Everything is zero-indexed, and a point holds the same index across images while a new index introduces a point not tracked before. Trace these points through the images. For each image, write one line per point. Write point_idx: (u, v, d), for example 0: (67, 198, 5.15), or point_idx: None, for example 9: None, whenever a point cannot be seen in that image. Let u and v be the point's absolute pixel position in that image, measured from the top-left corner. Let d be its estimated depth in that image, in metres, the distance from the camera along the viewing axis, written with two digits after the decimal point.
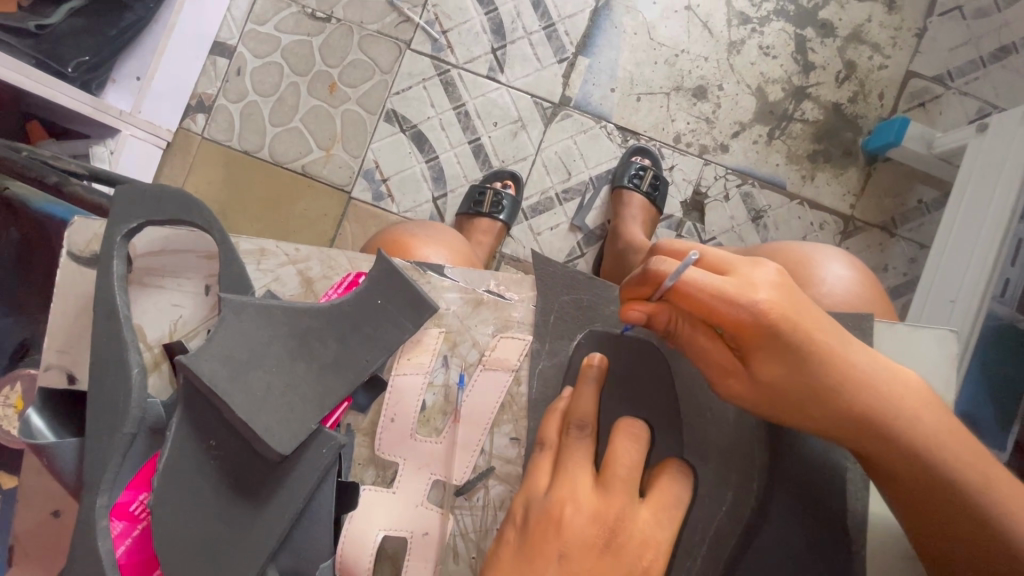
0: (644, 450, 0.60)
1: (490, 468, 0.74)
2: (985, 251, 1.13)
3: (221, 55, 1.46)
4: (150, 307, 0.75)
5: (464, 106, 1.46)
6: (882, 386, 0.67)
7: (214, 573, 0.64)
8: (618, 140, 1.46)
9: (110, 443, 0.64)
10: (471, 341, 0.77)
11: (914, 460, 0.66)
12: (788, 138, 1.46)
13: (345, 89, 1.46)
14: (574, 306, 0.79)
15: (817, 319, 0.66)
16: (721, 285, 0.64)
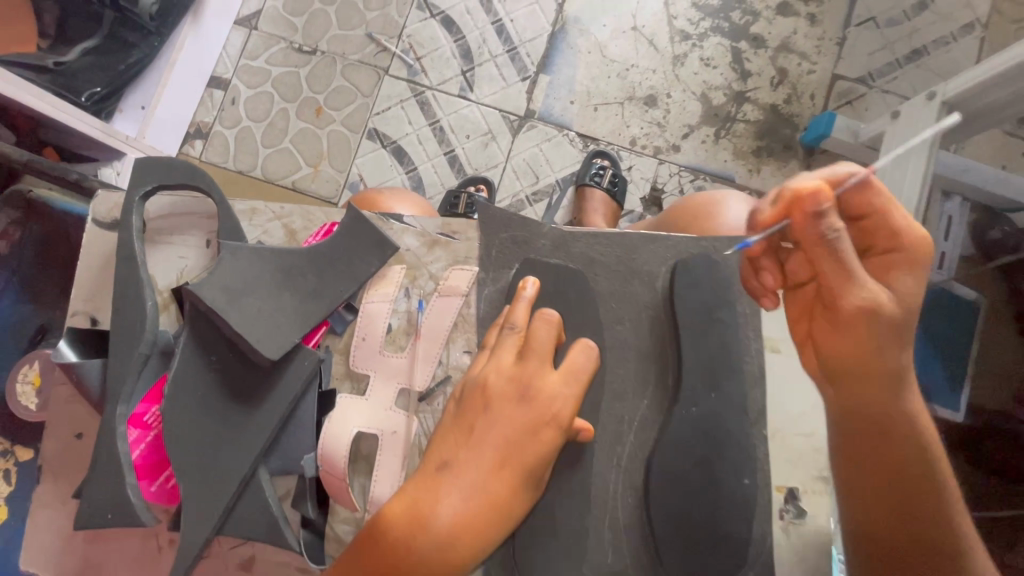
0: (562, 323, 0.60)
1: (448, 377, 0.76)
2: (904, 213, 1.25)
3: (217, 87, 1.63)
4: (159, 259, 0.84)
5: (438, 122, 1.61)
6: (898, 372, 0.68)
7: (208, 480, 0.70)
8: (579, 146, 1.60)
9: (127, 361, 0.74)
10: (428, 272, 0.80)
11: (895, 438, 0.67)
12: (732, 137, 1.61)
13: (330, 112, 1.61)
14: (510, 242, 0.80)
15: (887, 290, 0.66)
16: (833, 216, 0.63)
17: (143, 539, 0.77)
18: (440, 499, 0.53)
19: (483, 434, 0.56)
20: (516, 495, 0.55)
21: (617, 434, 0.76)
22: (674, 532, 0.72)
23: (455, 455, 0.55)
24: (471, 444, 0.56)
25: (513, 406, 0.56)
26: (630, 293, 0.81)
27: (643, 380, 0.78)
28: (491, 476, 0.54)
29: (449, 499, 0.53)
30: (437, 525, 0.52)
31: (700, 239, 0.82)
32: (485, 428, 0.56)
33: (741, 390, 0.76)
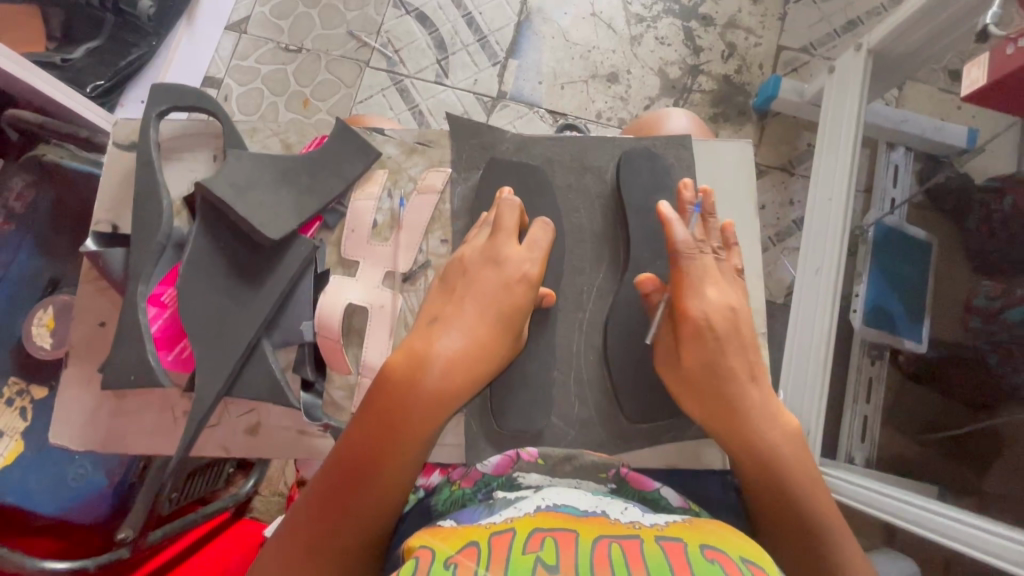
0: (524, 204, 0.71)
1: (429, 262, 0.74)
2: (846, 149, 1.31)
3: (210, 86, 1.73)
4: (170, 173, 0.73)
5: (418, 106, 1.73)
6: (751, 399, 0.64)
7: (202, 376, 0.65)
8: (549, 121, 1.72)
9: (142, 249, 0.66)
10: (413, 173, 0.76)
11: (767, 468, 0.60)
12: (691, 106, 1.74)
13: (317, 102, 1.73)
14: (481, 145, 0.78)
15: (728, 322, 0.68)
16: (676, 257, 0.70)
17: (159, 409, 0.68)
18: (434, 343, 0.63)
19: (467, 291, 0.67)
20: (501, 338, 0.65)
21: (580, 325, 0.75)
22: (644, 409, 0.72)
23: (449, 313, 0.66)
24: (459, 302, 0.66)
25: (489, 270, 0.68)
26: (583, 186, 0.80)
27: (602, 267, 0.77)
28: (478, 321, 0.65)
29: (443, 341, 0.63)
30: (434, 362, 0.62)
31: (640, 140, 0.82)
32: (468, 292, 0.67)
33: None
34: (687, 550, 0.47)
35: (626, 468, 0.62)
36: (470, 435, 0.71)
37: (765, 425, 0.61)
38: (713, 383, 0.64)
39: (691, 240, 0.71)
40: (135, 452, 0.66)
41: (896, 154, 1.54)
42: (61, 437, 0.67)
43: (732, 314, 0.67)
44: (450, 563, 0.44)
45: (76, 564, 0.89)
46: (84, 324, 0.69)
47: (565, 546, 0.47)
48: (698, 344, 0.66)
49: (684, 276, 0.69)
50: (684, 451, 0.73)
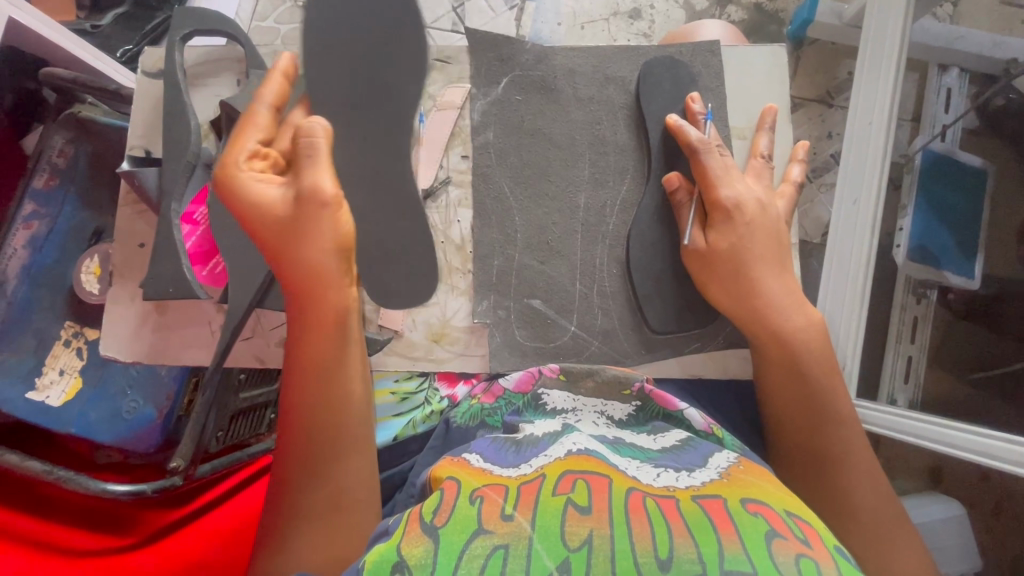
0: (279, 93, 0.66)
1: (449, 178, 0.73)
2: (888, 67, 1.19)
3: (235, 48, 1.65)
4: (196, 101, 0.75)
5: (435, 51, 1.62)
6: (796, 335, 0.62)
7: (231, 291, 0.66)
8: None
9: (174, 167, 0.68)
10: (429, 91, 0.75)
11: (804, 401, 0.61)
12: None
13: None
14: (498, 59, 0.75)
15: (777, 238, 0.64)
16: (709, 167, 0.65)
17: (197, 324, 0.71)
18: (285, 271, 0.62)
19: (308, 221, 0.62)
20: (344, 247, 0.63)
21: (603, 238, 0.71)
22: (668, 318, 0.68)
23: (281, 242, 0.62)
24: (245, 216, 0.62)
25: (230, 184, 0.62)
26: (606, 98, 0.74)
27: (626, 180, 0.73)
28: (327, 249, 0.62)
29: (304, 265, 0.62)
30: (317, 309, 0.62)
31: (664, 46, 0.75)
32: (242, 215, 0.62)
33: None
34: (729, 506, 0.45)
35: (649, 386, 0.60)
36: (493, 346, 0.69)
37: (789, 313, 0.62)
38: (741, 269, 0.63)
39: (707, 139, 0.67)
40: (180, 361, 0.70)
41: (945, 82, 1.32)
42: (111, 349, 0.70)
43: (761, 208, 0.65)
44: (476, 497, 0.46)
45: (135, 488, 0.96)
46: (124, 245, 0.72)
47: (598, 490, 0.45)
48: (727, 233, 0.63)
49: (708, 171, 0.65)
50: (712, 361, 0.70)
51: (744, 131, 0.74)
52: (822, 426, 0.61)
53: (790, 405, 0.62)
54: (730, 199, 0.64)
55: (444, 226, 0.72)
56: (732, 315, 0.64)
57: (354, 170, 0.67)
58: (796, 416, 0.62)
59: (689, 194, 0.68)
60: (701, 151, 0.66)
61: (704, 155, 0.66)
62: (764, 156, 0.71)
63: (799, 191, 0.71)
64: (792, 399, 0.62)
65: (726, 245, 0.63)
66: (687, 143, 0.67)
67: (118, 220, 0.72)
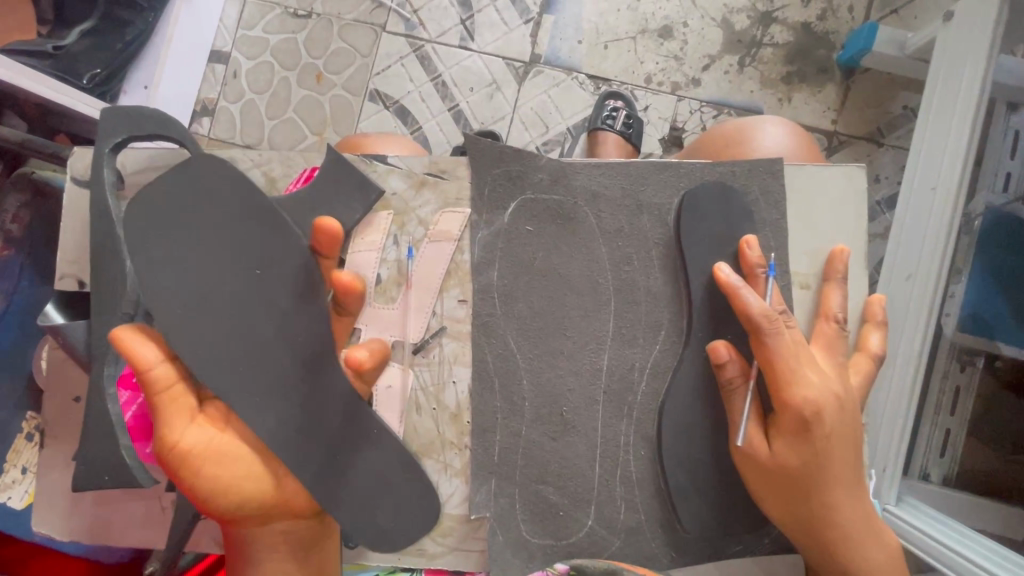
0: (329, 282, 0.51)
1: (443, 327, 0.60)
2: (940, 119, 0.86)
3: (219, 61, 1.18)
4: (134, 217, 0.63)
5: (440, 77, 1.18)
6: (873, 571, 0.50)
7: None
8: (590, 88, 1.17)
9: (108, 322, 0.56)
10: (418, 216, 0.61)
11: None
12: (759, 65, 1.18)
13: (331, 76, 1.18)
14: (505, 178, 0.61)
15: (856, 448, 0.51)
16: (778, 356, 0.51)
17: (145, 499, 0.60)
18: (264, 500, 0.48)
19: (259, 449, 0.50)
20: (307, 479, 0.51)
21: (629, 411, 0.59)
22: (705, 519, 0.57)
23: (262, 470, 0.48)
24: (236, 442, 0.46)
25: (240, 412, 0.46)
26: (638, 231, 0.60)
27: (659, 337, 0.59)
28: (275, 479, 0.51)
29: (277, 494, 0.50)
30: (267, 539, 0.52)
31: (714, 163, 0.60)
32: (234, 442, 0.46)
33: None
34: None
35: None
36: (493, 546, 0.58)
37: (867, 546, 0.50)
38: (814, 490, 0.50)
39: (770, 308, 0.52)
40: (124, 547, 0.60)
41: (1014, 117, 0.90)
42: (47, 525, 0.61)
43: (840, 406, 0.50)
44: None
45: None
46: (57, 398, 0.62)
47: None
48: (799, 447, 0.50)
49: (775, 360, 0.51)
50: (759, 569, 0.58)
51: (807, 279, 0.59)
52: None
53: None
54: (806, 401, 0.49)
55: (436, 387, 0.60)
56: (792, 536, 0.52)
57: (312, 343, 0.53)
58: None
59: (746, 376, 0.54)
60: (768, 333, 0.51)
61: (773, 339, 0.51)
62: (838, 319, 0.56)
63: (876, 365, 0.57)
64: None
65: (794, 461, 0.50)
66: (750, 320, 0.52)
67: (50, 369, 0.61)
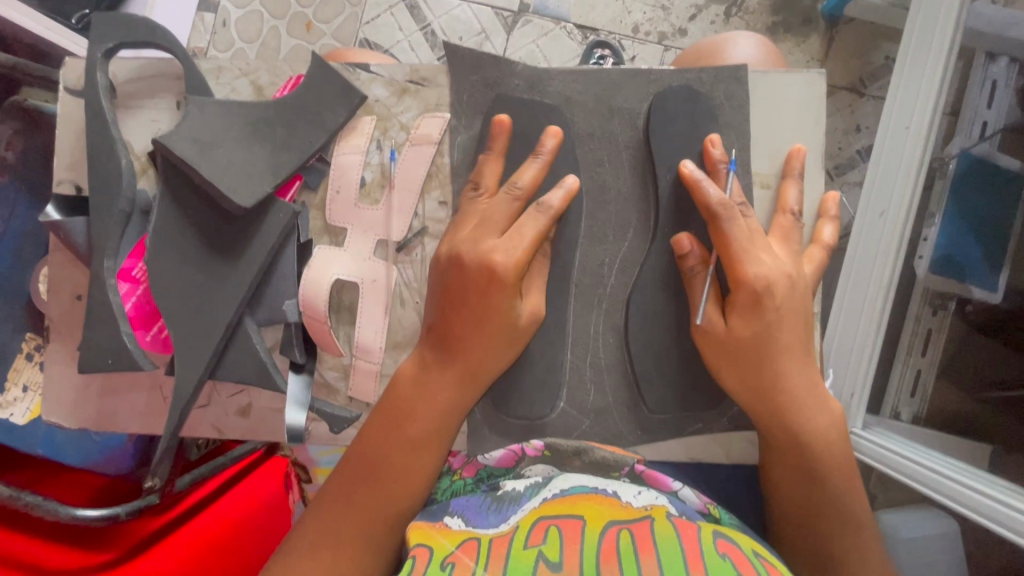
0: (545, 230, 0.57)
1: (424, 228, 0.64)
2: (919, 52, 0.83)
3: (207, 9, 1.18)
4: (126, 124, 0.64)
5: (429, 26, 1.18)
6: (815, 433, 0.55)
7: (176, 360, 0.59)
8: (578, 39, 1.18)
9: (104, 218, 0.59)
10: (400, 122, 0.64)
11: (818, 503, 0.55)
12: (745, 14, 1.19)
13: (320, 25, 1.18)
14: (482, 86, 0.63)
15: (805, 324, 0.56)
16: (735, 242, 0.55)
17: (147, 389, 0.64)
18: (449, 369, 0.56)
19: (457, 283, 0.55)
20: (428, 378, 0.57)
21: (599, 303, 0.63)
22: (668, 399, 0.62)
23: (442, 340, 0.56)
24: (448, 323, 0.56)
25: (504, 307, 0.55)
26: (610, 134, 0.63)
27: (628, 234, 0.63)
28: (461, 321, 0.56)
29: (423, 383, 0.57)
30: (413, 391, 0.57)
31: (682, 70, 0.63)
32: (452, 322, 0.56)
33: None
34: (702, 538, 0.44)
35: (640, 466, 0.57)
36: (472, 423, 0.63)
37: (811, 410, 0.55)
38: (767, 360, 0.54)
39: (729, 199, 0.56)
40: (127, 432, 0.64)
41: (993, 69, 0.89)
42: (55, 413, 0.65)
43: (790, 284, 0.55)
44: (448, 564, 0.44)
45: (109, 511, 0.80)
46: (57, 297, 0.64)
47: (570, 543, 0.44)
48: (752, 321, 0.54)
49: (729, 241, 0.55)
50: (713, 444, 0.63)
51: (767, 178, 0.62)
52: (835, 530, 0.54)
53: (795, 504, 0.56)
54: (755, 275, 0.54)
55: (419, 284, 0.63)
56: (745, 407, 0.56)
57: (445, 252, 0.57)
58: (804, 517, 0.55)
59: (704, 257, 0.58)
60: (724, 221, 0.55)
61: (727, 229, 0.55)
62: (794, 211, 0.60)
63: (829, 255, 0.61)
64: (801, 499, 0.55)
65: (746, 332, 0.54)
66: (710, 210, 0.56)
67: (49, 270, 0.64)
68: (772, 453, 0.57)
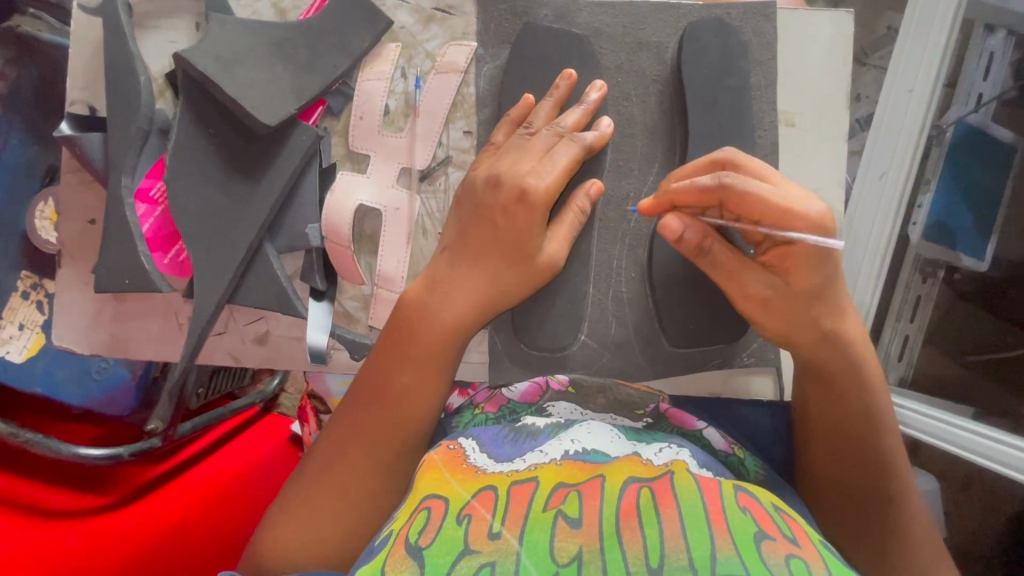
0: (579, 159, 0.56)
1: (448, 157, 0.63)
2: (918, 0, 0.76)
3: None
4: (143, 43, 0.62)
5: None
6: (836, 363, 0.52)
7: (197, 282, 0.58)
8: None
9: (122, 135, 0.57)
10: (426, 50, 0.63)
11: (841, 430, 0.52)
12: None
13: None
14: (510, 16, 0.63)
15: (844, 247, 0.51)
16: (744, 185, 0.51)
17: (162, 316, 0.63)
18: (463, 289, 0.55)
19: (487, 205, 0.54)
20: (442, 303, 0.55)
21: (622, 236, 0.63)
22: (687, 332, 0.63)
23: (454, 263, 0.56)
24: (467, 246, 0.55)
25: (527, 235, 0.54)
26: (637, 68, 0.63)
27: (653, 169, 0.63)
28: (477, 248, 0.55)
29: (439, 308, 0.55)
30: (425, 320, 0.55)
31: (711, 5, 0.63)
32: (473, 241, 0.55)
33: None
34: (723, 492, 0.43)
35: (665, 403, 0.59)
36: (494, 354, 0.63)
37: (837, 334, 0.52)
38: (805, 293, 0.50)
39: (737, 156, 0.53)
40: (142, 359, 0.62)
41: (994, 39, 0.78)
42: (67, 339, 0.63)
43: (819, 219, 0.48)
44: (464, 516, 0.43)
45: (111, 451, 0.79)
46: (71, 220, 0.62)
47: (589, 501, 0.42)
48: (814, 269, 0.49)
49: (770, 195, 0.49)
50: (728, 379, 0.65)
51: (792, 116, 0.64)
52: (863, 454, 0.51)
53: (821, 432, 0.53)
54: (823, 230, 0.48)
55: (442, 214, 0.63)
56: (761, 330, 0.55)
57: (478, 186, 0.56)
58: (828, 447, 0.53)
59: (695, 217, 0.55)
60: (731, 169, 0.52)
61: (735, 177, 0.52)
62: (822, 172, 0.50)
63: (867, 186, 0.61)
64: (826, 428, 0.53)
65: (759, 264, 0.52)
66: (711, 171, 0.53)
67: (62, 191, 0.62)
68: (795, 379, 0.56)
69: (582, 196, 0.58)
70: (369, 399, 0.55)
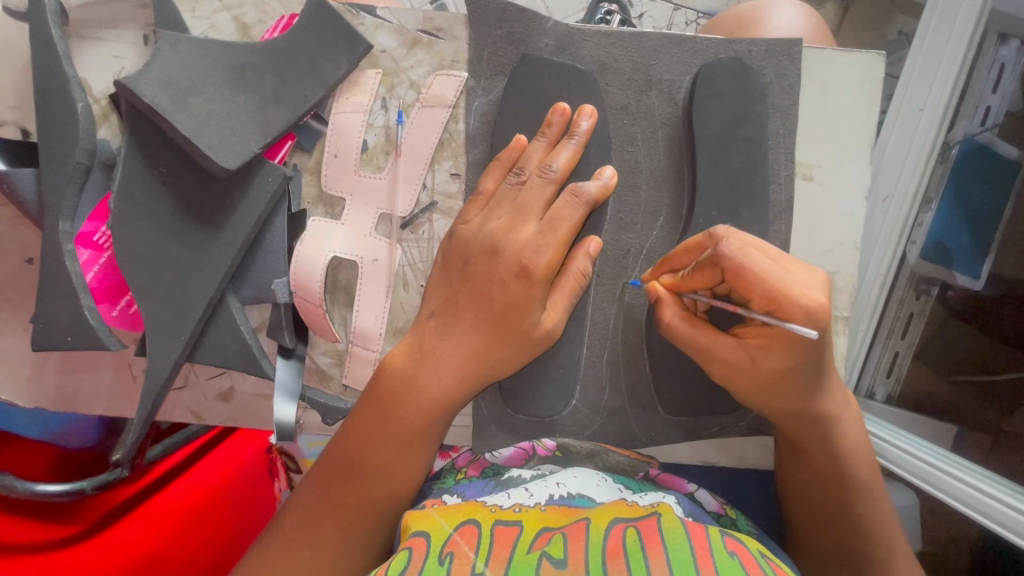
0: (583, 219, 0.49)
1: (434, 203, 0.57)
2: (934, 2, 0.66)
3: None
4: (81, 56, 0.54)
5: None
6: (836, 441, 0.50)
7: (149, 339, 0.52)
8: None
9: (59, 171, 0.50)
10: (410, 79, 0.56)
11: (840, 512, 0.51)
12: None
13: None
14: (506, 45, 0.56)
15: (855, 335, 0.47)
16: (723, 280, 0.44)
17: (114, 367, 0.57)
18: (448, 361, 0.50)
19: (485, 275, 0.49)
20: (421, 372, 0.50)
21: (620, 295, 0.58)
22: (684, 400, 0.59)
23: (438, 329, 0.51)
24: (455, 313, 0.51)
25: (519, 311, 0.49)
26: (645, 110, 0.57)
27: (658, 222, 0.58)
28: (469, 321, 0.50)
29: (419, 379, 0.50)
30: (411, 394, 0.50)
31: (730, 40, 0.57)
32: (462, 309, 0.50)
33: (766, 233, 0.56)
34: (711, 532, 0.38)
35: (654, 468, 0.55)
36: (477, 419, 0.59)
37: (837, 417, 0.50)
38: (804, 378, 0.47)
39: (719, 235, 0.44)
40: (93, 415, 0.57)
41: (1005, 49, 0.66)
42: (8, 391, 0.57)
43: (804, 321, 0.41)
44: (447, 554, 0.37)
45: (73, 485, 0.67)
46: (7, 259, 0.56)
47: (574, 541, 0.37)
48: (790, 356, 0.45)
49: (769, 273, 0.42)
50: (724, 447, 0.62)
51: (810, 169, 0.58)
52: (860, 536, 0.50)
53: (820, 513, 0.52)
54: (815, 318, 0.41)
55: (425, 266, 0.57)
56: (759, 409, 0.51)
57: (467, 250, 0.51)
58: (825, 527, 0.52)
59: (681, 295, 0.50)
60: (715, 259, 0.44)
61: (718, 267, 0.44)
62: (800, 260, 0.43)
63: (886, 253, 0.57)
64: (825, 511, 0.51)
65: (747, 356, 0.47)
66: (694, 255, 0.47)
67: None
68: (796, 458, 0.53)
69: (583, 256, 0.52)
70: (340, 472, 0.50)
